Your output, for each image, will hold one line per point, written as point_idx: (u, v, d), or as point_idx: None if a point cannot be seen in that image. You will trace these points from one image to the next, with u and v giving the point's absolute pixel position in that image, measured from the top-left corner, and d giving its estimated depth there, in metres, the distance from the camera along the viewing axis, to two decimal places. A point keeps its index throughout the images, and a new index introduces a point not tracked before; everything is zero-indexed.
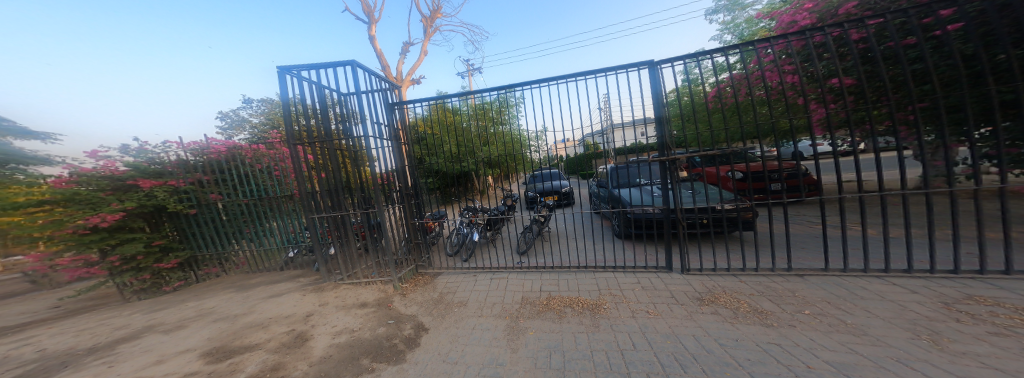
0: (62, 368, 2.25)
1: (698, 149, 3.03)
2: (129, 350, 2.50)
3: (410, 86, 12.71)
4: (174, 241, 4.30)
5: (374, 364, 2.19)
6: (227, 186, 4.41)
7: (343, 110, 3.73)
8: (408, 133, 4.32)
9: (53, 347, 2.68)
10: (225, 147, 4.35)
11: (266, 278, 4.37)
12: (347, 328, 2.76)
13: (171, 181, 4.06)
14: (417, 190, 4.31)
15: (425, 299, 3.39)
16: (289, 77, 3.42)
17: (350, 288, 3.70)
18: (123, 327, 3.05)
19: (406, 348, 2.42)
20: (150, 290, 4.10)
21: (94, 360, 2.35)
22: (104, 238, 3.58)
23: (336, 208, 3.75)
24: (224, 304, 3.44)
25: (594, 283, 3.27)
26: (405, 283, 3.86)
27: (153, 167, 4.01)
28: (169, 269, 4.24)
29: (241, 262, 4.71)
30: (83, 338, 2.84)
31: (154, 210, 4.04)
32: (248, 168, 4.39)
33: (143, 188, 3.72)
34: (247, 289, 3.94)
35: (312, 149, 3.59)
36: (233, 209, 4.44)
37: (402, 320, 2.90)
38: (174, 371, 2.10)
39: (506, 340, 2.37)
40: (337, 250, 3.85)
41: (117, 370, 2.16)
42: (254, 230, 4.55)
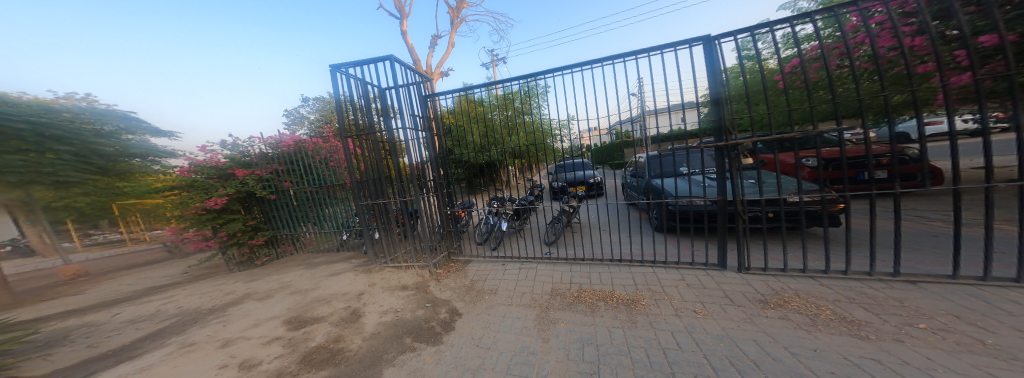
0: (191, 324, 2.81)
1: (757, 134, 2.70)
2: (229, 313, 3.01)
3: (441, 78, 12.95)
4: (262, 222, 5.06)
5: (415, 343, 2.39)
6: (296, 175, 4.93)
7: (383, 105, 3.93)
8: (439, 125, 4.42)
9: (188, 304, 3.34)
10: (294, 141, 4.87)
11: (326, 258, 4.89)
12: (392, 308, 3.00)
13: (258, 171, 4.77)
14: (448, 181, 4.42)
15: (458, 285, 3.55)
16: (339, 75, 3.69)
17: (392, 271, 4.00)
18: (223, 293, 3.68)
19: (443, 331, 2.58)
20: (246, 262, 4.91)
21: (212, 319, 2.88)
22: (215, 217, 4.41)
23: (378, 196, 4.04)
24: (298, 279, 3.93)
25: (630, 278, 3.16)
26: (439, 268, 4.05)
27: (244, 159, 4.74)
28: (259, 246, 5.00)
29: (308, 242, 5.22)
30: (199, 300, 3.48)
31: (247, 196, 4.85)
32: (310, 159, 4.85)
33: (238, 177, 4.52)
34: (314, 267, 4.47)
35: (358, 142, 3.87)
36: (301, 196, 4.99)
37: (438, 304, 3.08)
38: (265, 334, 2.48)
39: (537, 330, 2.41)
40: (381, 235, 4.15)
41: (225, 329, 2.64)
42: (318, 215, 5.06)
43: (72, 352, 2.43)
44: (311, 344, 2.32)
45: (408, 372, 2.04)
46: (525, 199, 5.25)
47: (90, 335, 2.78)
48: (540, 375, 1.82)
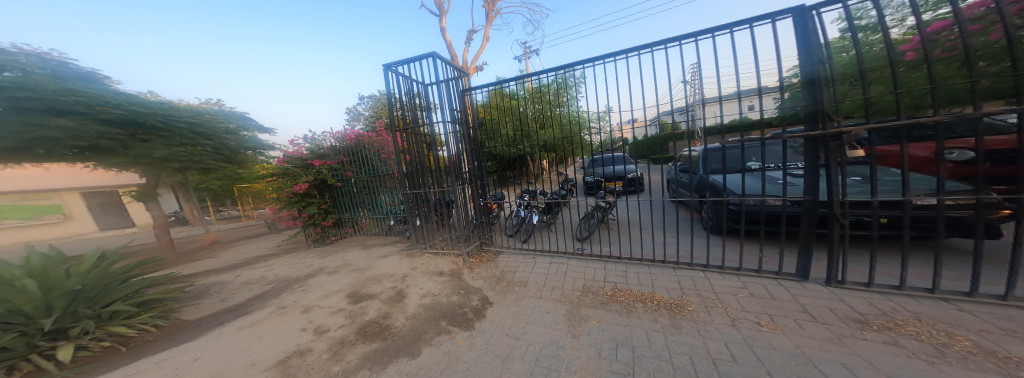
0: (281, 290, 3.45)
1: (868, 119, 2.16)
2: (302, 284, 3.55)
3: (476, 73, 13.10)
4: (331, 206, 5.76)
5: (450, 327, 2.56)
6: (357, 166, 5.47)
7: (426, 100, 4.16)
8: (473, 118, 4.49)
9: (279, 273, 4.01)
10: (354, 134, 5.39)
11: (377, 241, 5.39)
12: (430, 291, 3.21)
13: (329, 161, 5.44)
14: (481, 173, 4.51)
15: (489, 274, 3.66)
16: (391, 74, 4.00)
17: (431, 257, 4.24)
18: (299, 266, 4.33)
19: (474, 317, 2.70)
20: (319, 240, 5.63)
21: (296, 287, 3.48)
22: (298, 199, 5.21)
23: (419, 186, 4.33)
24: (356, 258, 4.41)
25: (674, 281, 2.96)
26: (472, 258, 4.21)
27: (319, 151, 5.46)
28: (329, 227, 5.72)
29: (365, 226, 5.83)
30: (283, 270, 4.16)
31: (322, 183, 5.60)
32: (367, 151, 5.34)
33: (315, 166, 5.23)
34: (369, 247, 4.97)
35: (403, 136, 4.16)
36: (360, 184, 5.55)
37: (471, 292, 3.21)
38: (332, 305, 2.95)
39: (566, 325, 2.39)
40: (421, 222, 4.45)
41: (303, 298, 3.16)
42: (372, 201, 5.58)
43: (208, 307, 3.20)
44: (365, 318, 2.70)
45: (442, 354, 2.20)
46: (557, 194, 5.17)
47: (215, 293, 3.57)
48: (568, 370, 1.84)
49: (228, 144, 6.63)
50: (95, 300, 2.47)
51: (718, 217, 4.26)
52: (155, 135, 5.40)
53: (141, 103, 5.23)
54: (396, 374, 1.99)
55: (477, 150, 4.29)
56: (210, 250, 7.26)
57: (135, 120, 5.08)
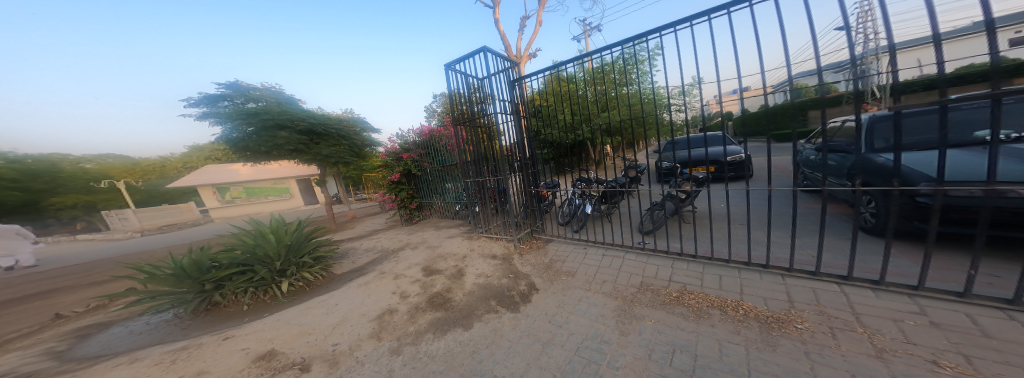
0: (376, 258, 4.33)
1: None
2: (389, 255, 4.36)
3: (529, 60, 12.94)
4: (414, 192, 6.77)
5: (498, 307, 2.76)
6: (431, 157, 6.27)
7: (481, 94, 4.42)
8: (527, 107, 4.50)
9: (373, 245, 5.11)
10: (428, 129, 6.18)
11: (445, 223, 6.12)
12: (484, 273, 3.48)
13: (412, 154, 6.46)
14: (534, 161, 4.53)
15: (537, 262, 3.73)
16: (451, 72, 4.43)
17: (486, 241, 4.57)
18: (388, 240, 5.33)
19: (521, 301, 2.83)
20: (407, 220, 6.68)
21: (385, 257, 4.31)
22: (394, 186, 6.41)
23: (478, 174, 4.68)
24: (429, 237, 5.14)
25: (774, 291, 2.37)
26: (523, 243, 4.35)
27: (406, 145, 6.57)
28: (414, 210, 6.77)
29: (437, 209, 6.67)
30: (378, 243, 5.20)
31: (409, 173, 6.69)
32: (438, 143, 6.06)
33: (402, 158, 6.35)
34: (439, 228, 5.71)
35: (464, 128, 4.55)
36: (434, 173, 6.35)
37: (520, 277, 3.35)
38: (409, 275, 3.54)
39: (615, 321, 2.26)
40: (479, 208, 4.81)
41: (389, 266, 3.90)
42: (442, 188, 6.32)
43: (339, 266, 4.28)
44: (431, 290, 3.15)
45: (489, 330, 2.42)
46: (616, 182, 4.78)
47: (350, 255, 4.67)
48: (612, 366, 1.76)
49: (361, 144, 9.00)
50: (300, 251, 3.69)
51: (889, 214, 3.04)
52: (324, 139, 7.96)
53: (315, 116, 7.78)
54: (452, 342, 2.31)
55: (534, 137, 4.31)
56: (350, 223, 9.64)
57: (314, 130, 7.72)
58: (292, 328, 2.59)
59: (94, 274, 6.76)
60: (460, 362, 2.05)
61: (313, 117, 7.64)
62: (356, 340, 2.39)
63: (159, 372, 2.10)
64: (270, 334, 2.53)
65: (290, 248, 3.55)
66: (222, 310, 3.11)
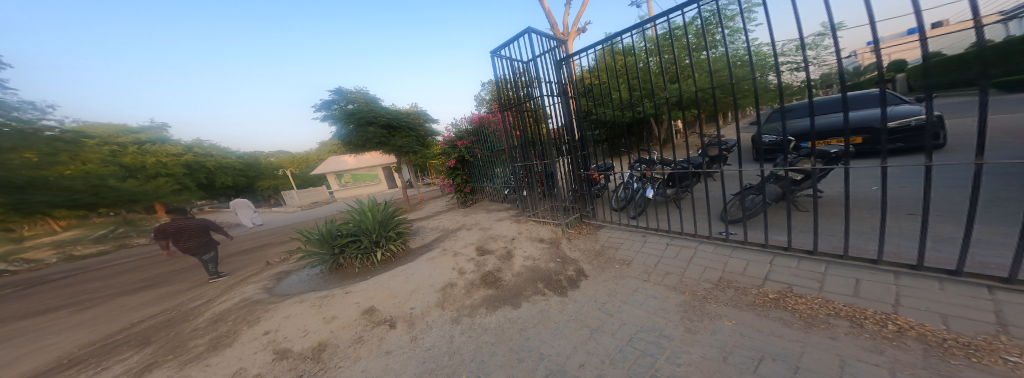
0: (435, 237, 4.78)
1: None
2: (445, 235, 4.76)
3: (579, 35, 11.94)
4: (467, 178, 7.14)
5: (545, 289, 2.77)
6: (482, 143, 6.48)
7: (527, 77, 4.28)
8: (577, 86, 4.19)
9: (433, 225, 5.65)
10: (479, 117, 6.39)
11: (495, 206, 6.33)
12: (532, 256, 3.51)
13: (465, 142, 6.82)
14: (584, 143, 4.22)
15: (587, 248, 3.57)
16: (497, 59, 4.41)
17: (534, 224, 4.56)
18: (445, 222, 5.80)
19: (568, 286, 2.78)
20: (463, 203, 7.14)
21: (442, 237, 4.70)
22: (451, 172, 6.90)
23: (525, 159, 4.63)
24: (480, 219, 5.40)
25: (965, 303, 1.58)
26: (572, 228, 4.21)
27: (459, 133, 6.98)
28: (468, 193, 7.21)
29: (488, 193, 6.94)
30: (438, 224, 5.72)
31: (463, 159, 7.11)
32: (487, 130, 6.23)
33: (456, 146, 6.79)
34: (490, 211, 5.95)
35: (511, 113, 4.55)
36: (484, 158, 6.58)
37: (568, 262, 3.27)
38: (463, 253, 3.80)
39: (681, 316, 2.00)
40: (527, 193, 4.79)
41: (446, 244, 4.25)
42: (493, 173, 6.50)
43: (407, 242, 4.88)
44: (482, 268, 3.33)
45: (537, 310, 2.46)
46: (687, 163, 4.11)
47: (419, 232, 5.21)
48: (672, 362, 1.59)
49: (424, 134, 9.90)
50: (388, 226, 4.03)
51: None
52: (397, 132, 8.96)
53: (390, 112, 8.75)
54: (502, 317, 2.44)
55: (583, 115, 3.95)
56: (419, 205, 10.85)
57: (390, 124, 8.73)
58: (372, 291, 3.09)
59: (254, 240, 9.26)
60: (509, 337, 2.15)
61: (388, 112, 8.64)
62: (424, 307, 2.75)
63: (292, 313, 2.79)
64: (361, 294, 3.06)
65: (379, 222, 3.94)
66: (342, 270, 3.76)
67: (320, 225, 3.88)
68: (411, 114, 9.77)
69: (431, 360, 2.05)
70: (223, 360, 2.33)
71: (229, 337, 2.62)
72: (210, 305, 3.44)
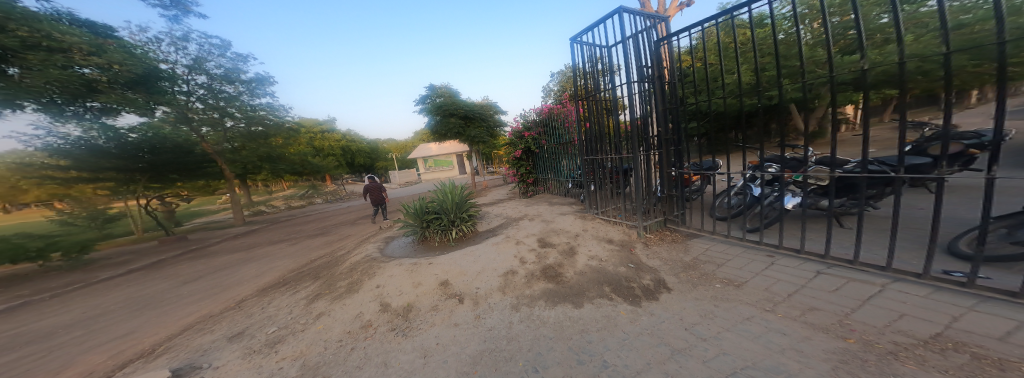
0: (497, 224, 4.78)
1: None
2: (507, 223, 4.71)
3: (676, 10, 10.25)
4: (530, 169, 7.09)
5: (612, 294, 2.45)
6: (550, 134, 6.29)
7: (608, 63, 3.89)
8: (677, 69, 3.69)
9: (498, 212, 5.73)
10: (548, 108, 6.21)
11: (558, 199, 6.02)
12: (597, 254, 3.11)
13: (532, 133, 6.77)
14: (679, 136, 3.73)
15: (671, 258, 2.95)
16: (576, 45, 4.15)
17: (601, 222, 4.07)
18: (509, 210, 5.81)
19: (643, 295, 2.37)
20: (525, 194, 7.17)
21: (504, 224, 4.65)
22: (516, 162, 7.00)
23: (598, 152, 4.22)
24: (542, 211, 5.18)
25: None
26: (650, 234, 3.61)
27: (526, 124, 6.97)
28: (530, 184, 7.20)
29: (551, 186, 6.73)
30: (503, 211, 5.80)
31: (529, 151, 7.08)
32: (555, 122, 6.01)
33: (524, 137, 6.78)
34: (553, 204, 5.67)
35: (585, 103, 4.23)
36: (550, 150, 6.41)
37: (643, 269, 2.77)
38: (523, 242, 3.62)
39: (830, 366, 1.23)
40: (596, 188, 4.35)
41: (507, 231, 4.17)
42: (558, 165, 6.26)
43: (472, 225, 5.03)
44: (544, 262, 3.11)
45: (601, 314, 2.23)
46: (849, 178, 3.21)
47: (484, 217, 5.35)
48: None
49: (493, 125, 10.36)
50: (462, 208, 4.34)
51: None
52: (472, 123, 9.56)
53: (467, 104, 9.40)
54: (563, 314, 2.33)
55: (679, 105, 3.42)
56: (485, 191, 11.35)
57: (467, 115, 9.38)
58: (435, 268, 3.22)
59: (353, 213, 11.15)
60: (569, 336, 2.05)
61: (465, 105, 9.36)
62: (488, 290, 2.80)
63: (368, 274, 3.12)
64: (425, 269, 3.22)
65: (456, 204, 4.27)
66: (425, 242, 4.18)
67: (414, 202, 4.35)
68: (483, 106, 10.36)
69: (491, 342, 2.13)
70: (341, 304, 2.94)
71: (344, 286, 3.29)
72: (335, 258, 4.41)
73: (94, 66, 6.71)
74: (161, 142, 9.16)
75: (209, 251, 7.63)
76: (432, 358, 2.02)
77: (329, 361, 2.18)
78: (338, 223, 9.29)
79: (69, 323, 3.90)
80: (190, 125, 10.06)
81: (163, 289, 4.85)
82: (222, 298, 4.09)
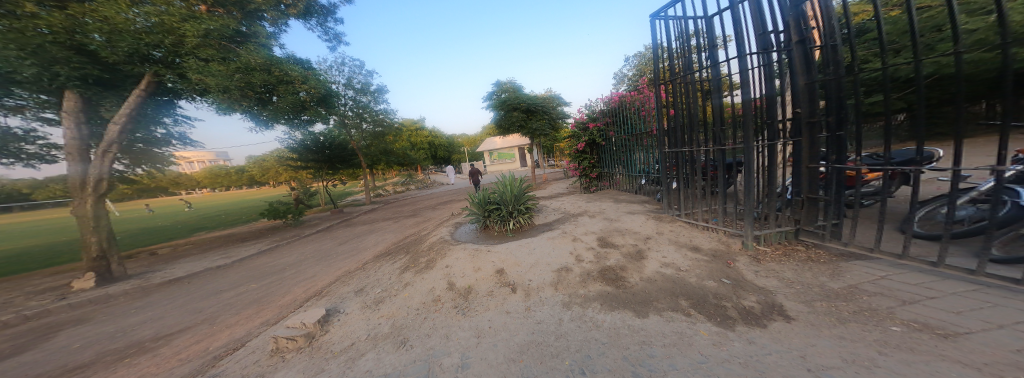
0: (555, 219, 4.54)
1: None
2: (564, 219, 4.41)
3: None
4: (595, 162, 6.50)
5: (691, 310, 1.92)
6: (619, 125, 5.65)
7: (708, 37, 3.13)
8: (834, 26, 2.66)
9: (557, 207, 5.45)
10: (618, 96, 5.54)
11: (629, 197, 5.29)
12: (675, 263, 2.53)
13: (598, 124, 6.15)
14: (841, 117, 2.64)
15: (797, 279, 2.06)
16: (660, 22, 3.52)
17: (687, 226, 3.28)
18: (569, 205, 5.44)
19: (739, 319, 1.75)
20: (586, 189, 6.65)
21: (562, 220, 4.37)
22: (578, 155, 6.50)
23: (688, 144, 3.41)
24: (607, 208, 4.61)
25: None
26: (764, 246, 2.62)
27: (592, 115, 6.36)
28: (593, 179, 6.61)
29: (619, 181, 6.04)
30: (563, 205, 5.48)
31: (592, 143, 6.48)
32: (627, 111, 5.31)
33: (590, 128, 6.19)
34: (620, 202, 5.00)
35: (671, 87, 3.52)
36: (619, 142, 5.73)
37: (744, 287, 2.06)
38: (580, 240, 3.32)
39: None
40: (681, 186, 3.54)
41: (564, 227, 3.91)
42: (628, 159, 5.56)
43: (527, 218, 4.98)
44: (602, 264, 2.76)
45: (671, 330, 1.78)
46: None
47: (540, 210, 5.23)
48: None
49: (555, 117, 10.21)
50: (520, 200, 4.43)
51: None
52: (533, 115, 9.65)
53: (529, 97, 9.52)
54: (621, 320, 1.99)
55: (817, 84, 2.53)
56: (543, 184, 11.21)
57: (529, 108, 9.52)
58: (493, 257, 3.34)
59: (437, 198, 13.35)
60: (625, 345, 1.73)
61: (528, 98, 9.49)
62: (541, 284, 2.71)
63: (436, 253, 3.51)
64: (484, 257, 3.39)
65: (515, 196, 4.38)
66: (486, 230, 4.45)
67: (479, 192, 4.64)
68: (546, 99, 10.38)
69: (538, 334, 2.05)
70: (420, 277, 3.47)
71: (423, 262, 3.90)
72: (418, 238, 5.25)
73: (306, 91, 8.11)
74: (331, 141, 13.30)
75: (349, 221, 10.62)
76: (485, 340, 2.11)
77: (409, 325, 2.62)
78: (425, 207, 11.02)
79: (286, 264, 6.08)
80: (345, 129, 13.65)
81: (329, 247, 6.96)
82: (348, 261, 5.49)
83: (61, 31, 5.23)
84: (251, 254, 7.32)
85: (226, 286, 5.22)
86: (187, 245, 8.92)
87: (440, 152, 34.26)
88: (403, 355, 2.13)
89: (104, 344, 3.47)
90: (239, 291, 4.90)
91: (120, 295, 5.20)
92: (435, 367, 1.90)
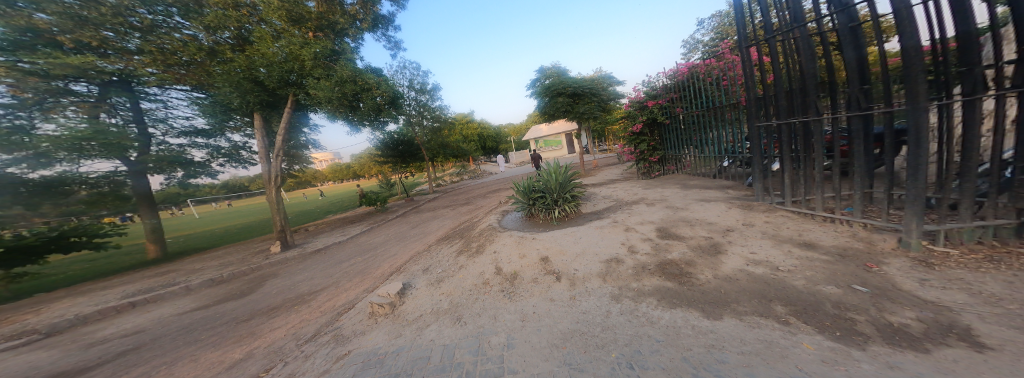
0: (606, 207, 4.14)
1: None
2: (618, 207, 3.98)
3: None
4: (656, 145, 5.63)
5: (790, 318, 1.44)
6: (687, 100, 4.83)
7: None
8: None
9: (609, 193, 4.95)
10: (687, 68, 4.69)
11: (702, 183, 4.42)
12: (770, 262, 1.97)
13: (659, 101, 5.29)
14: None
15: (1003, 291, 1.31)
16: None
17: (794, 220, 2.52)
18: (625, 191, 4.88)
19: (875, 336, 1.22)
20: (643, 173, 5.84)
21: (614, 208, 3.95)
22: (634, 138, 5.67)
23: (805, 113, 2.55)
24: (672, 195, 3.94)
25: None
26: (942, 247, 1.79)
27: (650, 91, 5.48)
28: (654, 163, 5.73)
29: (689, 164, 5.19)
30: (617, 192, 4.96)
31: (652, 124, 5.61)
32: (700, 83, 4.48)
33: (648, 107, 5.35)
34: (690, 187, 4.21)
35: (767, 47, 2.75)
36: (689, 119, 4.87)
37: (887, 297, 1.43)
38: (637, 230, 2.95)
39: None
40: (791, 168, 2.71)
41: (616, 216, 3.53)
42: (700, 139, 4.71)
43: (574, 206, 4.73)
44: (663, 257, 2.38)
45: (755, 337, 1.37)
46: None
47: (590, 197, 4.90)
48: None
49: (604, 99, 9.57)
50: (566, 188, 4.25)
51: None
52: (580, 99, 9.22)
53: (575, 81, 9.13)
54: (683, 319, 1.65)
55: None
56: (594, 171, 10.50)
57: (575, 93, 9.14)
58: (540, 246, 3.29)
59: (490, 186, 14.23)
60: (686, 346, 1.42)
61: (575, 82, 9.09)
62: (588, 274, 2.52)
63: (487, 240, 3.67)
64: (533, 245, 3.37)
65: (560, 184, 4.23)
66: (532, 218, 4.42)
67: (524, 181, 4.62)
68: (593, 82, 9.77)
69: (583, 324, 1.90)
70: (473, 261, 3.71)
71: (475, 247, 4.15)
72: (471, 224, 5.59)
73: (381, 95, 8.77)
74: (403, 138, 15.75)
75: (420, 207, 12.44)
76: (529, 324, 2.08)
77: (463, 303, 2.83)
78: (478, 195, 11.78)
79: (376, 244, 7.45)
80: (411, 125, 15.67)
81: (404, 230, 8.22)
82: (420, 243, 6.35)
83: (246, 69, 7.42)
84: (356, 233, 9.31)
85: (343, 259, 6.75)
86: (321, 224, 12.09)
87: (491, 144, 35.86)
88: (458, 330, 2.31)
89: (283, 294, 4.98)
90: (352, 263, 6.28)
91: (291, 259, 7.41)
92: (484, 344, 1.98)
